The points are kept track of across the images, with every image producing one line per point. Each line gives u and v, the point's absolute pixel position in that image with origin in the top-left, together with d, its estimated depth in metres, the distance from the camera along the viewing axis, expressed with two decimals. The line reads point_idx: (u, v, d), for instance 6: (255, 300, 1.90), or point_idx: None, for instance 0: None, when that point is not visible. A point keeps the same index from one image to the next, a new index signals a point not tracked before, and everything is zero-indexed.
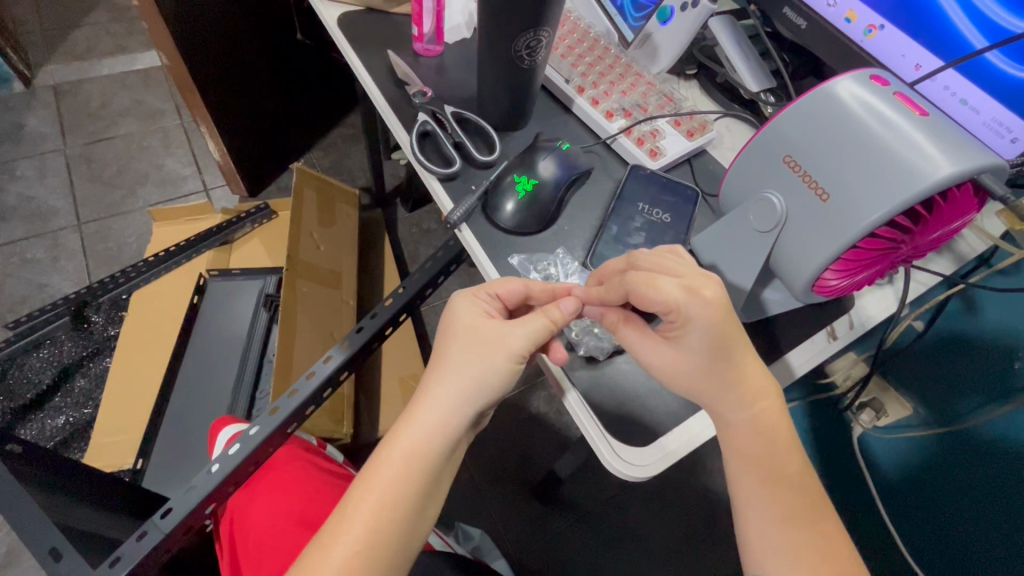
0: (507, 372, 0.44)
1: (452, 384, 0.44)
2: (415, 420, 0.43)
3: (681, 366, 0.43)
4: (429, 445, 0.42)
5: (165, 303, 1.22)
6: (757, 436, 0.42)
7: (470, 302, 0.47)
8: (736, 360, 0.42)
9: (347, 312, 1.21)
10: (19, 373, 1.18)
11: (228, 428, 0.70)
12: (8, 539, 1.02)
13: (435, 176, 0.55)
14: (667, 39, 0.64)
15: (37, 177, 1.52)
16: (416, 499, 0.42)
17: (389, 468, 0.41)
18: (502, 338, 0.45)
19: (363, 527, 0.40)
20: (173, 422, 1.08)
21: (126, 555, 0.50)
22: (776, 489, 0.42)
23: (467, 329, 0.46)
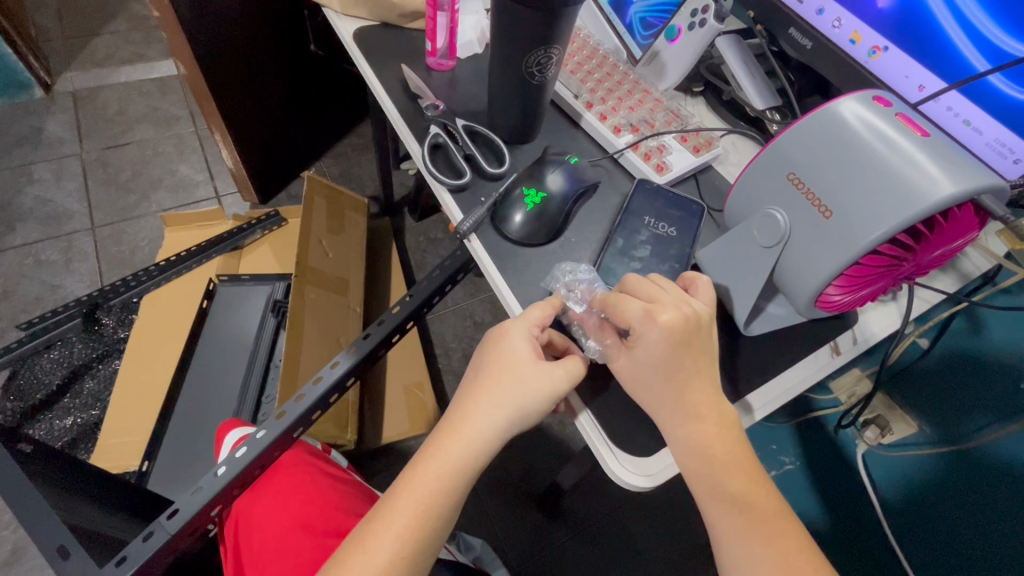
0: (545, 408, 0.45)
1: (494, 412, 0.44)
2: (453, 445, 0.43)
3: (639, 378, 0.43)
4: (461, 472, 0.43)
5: (175, 307, 1.24)
6: (698, 456, 0.41)
7: (525, 328, 0.46)
8: (691, 388, 0.42)
9: (354, 319, 1.22)
10: (29, 373, 1.20)
11: (235, 430, 0.71)
12: (14, 538, 1.02)
13: (445, 187, 0.56)
14: (674, 56, 0.66)
15: (54, 181, 1.55)
16: (448, 514, 0.43)
17: (426, 489, 0.42)
18: (545, 375, 0.45)
19: (393, 549, 0.41)
20: (180, 424, 1.09)
21: (132, 555, 0.51)
22: (746, 517, 0.40)
23: (516, 360, 0.45)
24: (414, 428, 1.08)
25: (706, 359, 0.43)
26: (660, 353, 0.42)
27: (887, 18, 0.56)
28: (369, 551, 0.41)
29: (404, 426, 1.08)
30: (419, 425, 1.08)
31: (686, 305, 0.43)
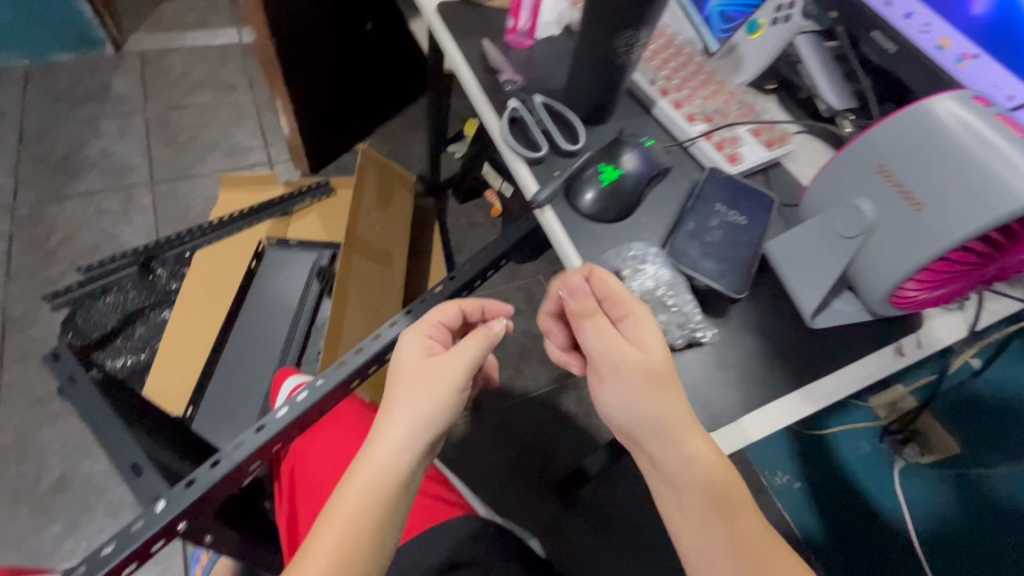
0: (456, 398, 0.49)
1: (405, 421, 0.46)
2: (366, 460, 0.45)
3: (648, 375, 0.44)
4: (385, 473, 0.45)
5: (226, 265, 1.28)
6: (697, 463, 0.42)
7: (414, 339, 0.52)
8: (672, 390, 0.44)
9: (395, 292, 1.26)
10: (86, 314, 1.25)
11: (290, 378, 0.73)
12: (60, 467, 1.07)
13: (522, 159, 0.58)
14: (754, 51, 0.66)
15: (118, 136, 1.61)
16: (383, 522, 0.44)
17: (354, 498, 0.44)
18: (446, 370, 0.49)
19: (331, 555, 0.42)
20: (224, 375, 1.14)
21: (200, 479, 0.53)
22: (713, 505, 0.42)
23: (415, 368, 0.50)
24: None
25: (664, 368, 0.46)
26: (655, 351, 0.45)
27: (982, 23, 0.57)
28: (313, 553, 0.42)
29: None
30: None
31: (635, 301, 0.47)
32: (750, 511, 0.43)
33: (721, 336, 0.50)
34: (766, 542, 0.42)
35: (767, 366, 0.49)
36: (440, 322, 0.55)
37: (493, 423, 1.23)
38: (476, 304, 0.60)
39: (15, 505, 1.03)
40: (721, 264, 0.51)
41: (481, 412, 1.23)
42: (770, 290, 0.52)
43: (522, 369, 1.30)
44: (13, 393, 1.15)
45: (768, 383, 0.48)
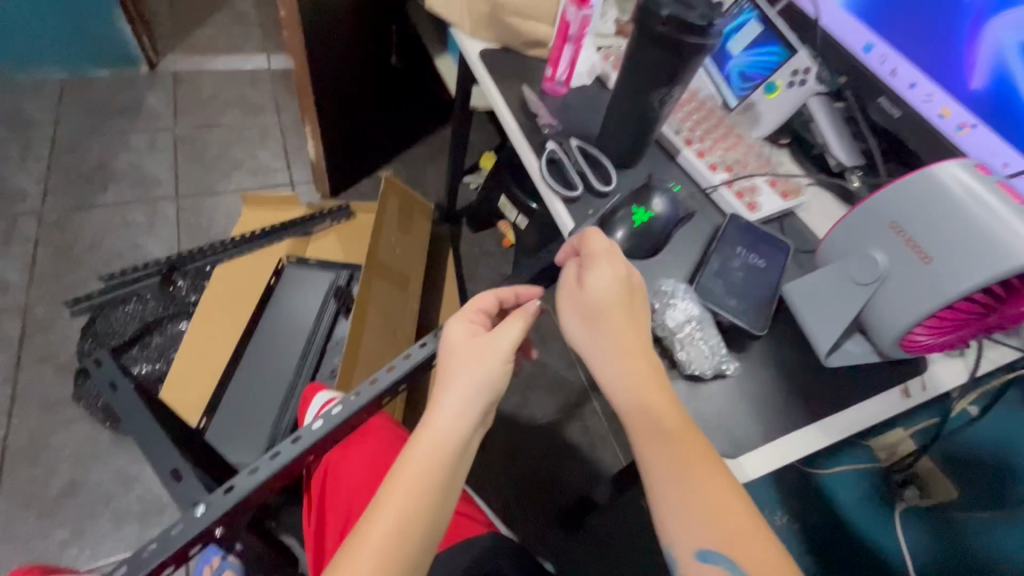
0: (502, 371, 0.52)
1: (457, 396, 0.51)
2: (424, 433, 0.49)
3: (586, 308, 0.49)
4: (444, 441, 0.49)
5: (247, 281, 1.32)
6: (636, 398, 0.47)
7: (460, 322, 0.56)
8: (619, 318, 0.48)
9: (410, 314, 1.29)
10: (105, 321, 1.27)
11: (324, 395, 0.78)
12: (70, 472, 1.08)
13: (558, 197, 0.63)
14: (770, 110, 0.73)
15: (148, 150, 1.67)
16: (440, 489, 0.48)
17: (416, 469, 0.47)
18: (492, 345, 0.53)
19: (391, 524, 0.45)
20: (239, 388, 1.16)
21: (239, 485, 0.54)
22: (652, 416, 0.46)
23: (459, 346, 0.53)
24: None
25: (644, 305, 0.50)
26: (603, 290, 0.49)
27: (979, 97, 0.62)
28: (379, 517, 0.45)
29: None
30: None
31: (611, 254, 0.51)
32: (694, 435, 0.46)
33: (742, 370, 0.54)
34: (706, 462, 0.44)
35: (784, 400, 0.52)
36: (481, 308, 0.57)
37: (500, 450, 1.27)
38: (511, 289, 0.61)
39: (22, 509, 1.04)
40: (742, 303, 0.55)
41: (488, 438, 1.28)
42: (785, 330, 0.56)
43: (529, 397, 1.35)
44: (29, 396, 1.16)
45: (786, 415, 0.51)
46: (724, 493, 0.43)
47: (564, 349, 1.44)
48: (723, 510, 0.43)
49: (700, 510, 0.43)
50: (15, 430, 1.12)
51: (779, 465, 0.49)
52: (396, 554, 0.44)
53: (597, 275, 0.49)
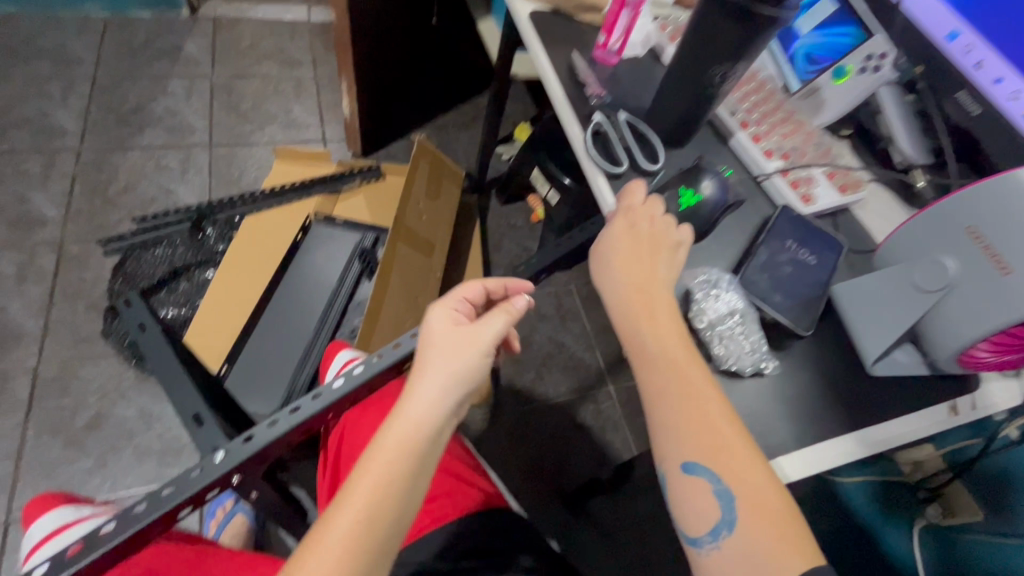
0: (481, 362, 0.52)
1: (432, 384, 0.49)
2: (395, 424, 0.48)
3: (600, 255, 0.54)
4: (422, 424, 0.48)
5: (273, 233, 1.31)
6: (652, 350, 0.48)
7: (440, 311, 0.55)
8: (625, 263, 0.52)
9: (433, 281, 1.27)
10: (135, 263, 1.29)
11: (343, 356, 0.78)
12: (96, 406, 1.11)
13: (602, 172, 0.60)
14: (836, 95, 0.68)
15: (184, 96, 1.66)
16: (413, 477, 0.47)
17: (391, 455, 0.46)
18: (473, 334, 0.52)
19: (362, 507, 0.44)
20: (260, 340, 1.17)
21: (257, 437, 0.54)
22: (661, 351, 0.48)
23: (439, 333, 0.53)
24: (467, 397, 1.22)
25: (659, 260, 0.51)
26: (613, 242, 0.53)
27: None
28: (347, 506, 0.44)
29: None
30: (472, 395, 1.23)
31: (636, 206, 0.54)
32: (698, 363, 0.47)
33: (781, 369, 0.51)
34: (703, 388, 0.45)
35: (823, 404, 0.50)
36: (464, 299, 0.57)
37: (512, 425, 1.28)
38: (499, 283, 0.61)
39: (50, 436, 1.07)
40: (788, 299, 0.53)
41: (501, 411, 1.29)
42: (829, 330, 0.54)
43: (544, 375, 1.36)
44: (60, 329, 1.20)
45: (823, 421, 0.49)
46: (719, 417, 0.44)
47: (583, 330, 1.44)
48: (714, 430, 0.44)
49: (688, 429, 0.44)
50: (46, 360, 1.15)
51: (813, 472, 0.46)
52: (368, 540, 0.43)
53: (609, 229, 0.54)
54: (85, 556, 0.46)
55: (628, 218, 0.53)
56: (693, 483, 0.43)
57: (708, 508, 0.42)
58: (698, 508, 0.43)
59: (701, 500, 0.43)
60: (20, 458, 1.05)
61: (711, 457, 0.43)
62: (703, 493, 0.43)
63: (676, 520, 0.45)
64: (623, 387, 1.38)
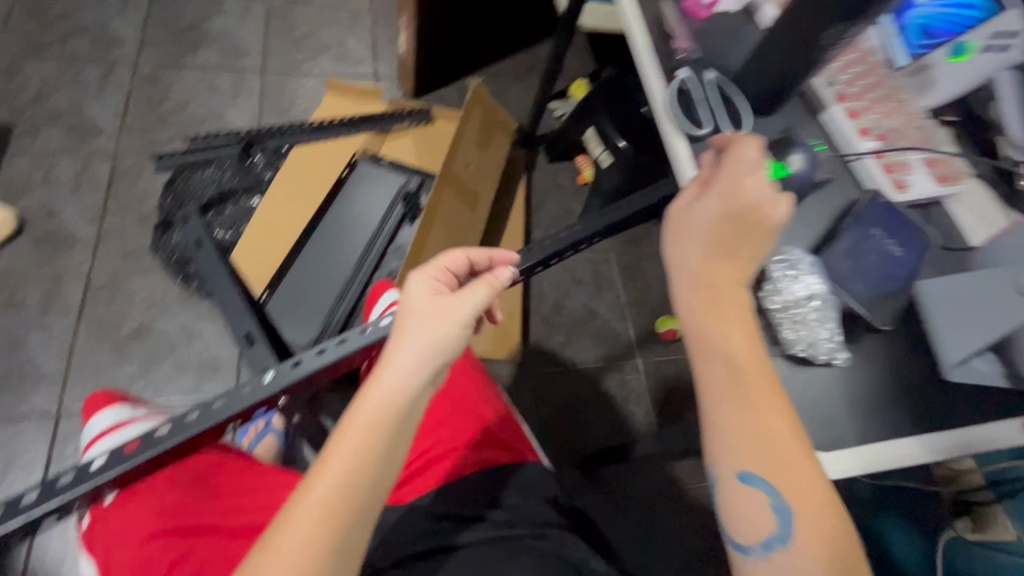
0: (460, 335, 0.49)
1: (409, 355, 0.47)
2: (374, 395, 0.45)
3: (685, 226, 0.50)
4: (395, 397, 0.45)
5: (320, 168, 1.31)
6: (719, 348, 0.47)
7: (419, 279, 0.52)
8: (717, 245, 0.49)
9: (473, 234, 1.25)
10: (185, 182, 1.31)
11: (390, 295, 0.78)
12: (141, 317, 1.15)
13: (682, 137, 0.57)
14: (950, 74, 0.62)
15: (239, 17, 1.62)
16: (391, 444, 0.45)
17: (367, 423, 0.44)
18: (452, 306, 0.49)
19: (344, 472, 0.43)
20: (300, 272, 1.19)
21: (305, 363, 0.55)
22: (729, 349, 0.46)
23: (416, 302, 0.50)
24: (496, 351, 1.27)
25: (751, 247, 0.49)
26: (709, 221, 0.49)
27: None
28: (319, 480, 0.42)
29: (487, 346, 1.27)
30: (500, 351, 1.27)
31: (734, 173, 0.49)
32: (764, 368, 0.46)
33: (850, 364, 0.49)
34: (770, 398, 0.44)
35: (886, 404, 0.47)
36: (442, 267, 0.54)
37: (535, 384, 1.29)
38: (482, 254, 0.59)
39: (98, 340, 1.12)
40: (869, 291, 0.50)
41: (527, 370, 1.30)
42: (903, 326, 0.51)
43: (573, 340, 1.35)
44: (111, 239, 1.23)
45: (882, 421, 0.47)
46: (782, 430, 0.43)
47: (617, 300, 1.42)
48: (777, 443, 0.43)
49: (750, 440, 0.43)
50: (98, 267, 1.19)
51: (872, 467, 0.45)
52: (344, 506, 0.42)
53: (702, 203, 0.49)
54: (139, 454, 0.47)
55: (726, 191, 0.49)
56: (749, 493, 0.43)
57: (762, 520, 0.42)
58: (753, 519, 0.43)
59: (757, 509, 0.43)
60: (71, 357, 1.10)
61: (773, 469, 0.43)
62: (758, 501, 0.43)
63: (724, 524, 0.45)
64: (651, 361, 1.37)
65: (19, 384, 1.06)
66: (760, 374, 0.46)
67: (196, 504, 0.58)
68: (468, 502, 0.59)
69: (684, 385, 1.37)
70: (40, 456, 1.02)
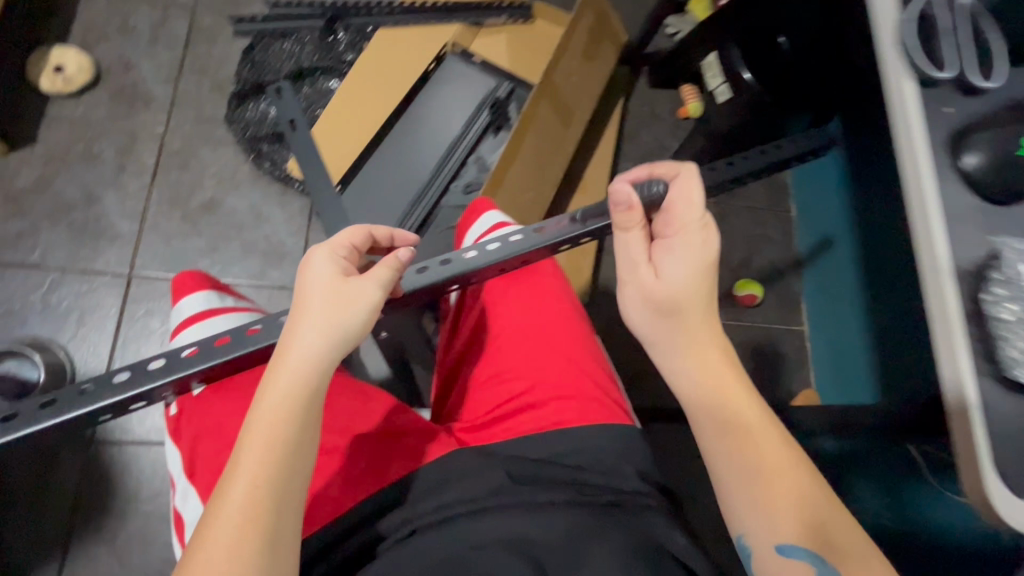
0: (367, 317, 0.47)
1: (312, 341, 0.44)
2: (275, 386, 0.43)
3: (657, 295, 0.54)
4: (301, 384, 0.44)
5: (405, 57, 1.17)
6: (716, 420, 0.52)
7: (324, 255, 0.48)
8: (693, 317, 0.53)
9: (563, 156, 1.14)
10: (263, 52, 1.19)
11: (491, 216, 0.71)
12: (214, 190, 1.12)
13: (923, 71, 0.51)
14: None
15: None
16: (299, 436, 0.43)
17: (271, 422, 0.42)
18: (354, 290, 0.46)
19: (256, 478, 0.40)
20: (374, 168, 1.11)
21: (428, 271, 0.58)
22: (726, 415, 0.52)
23: (315, 284, 0.47)
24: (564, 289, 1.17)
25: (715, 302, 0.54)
26: (681, 283, 0.53)
27: None
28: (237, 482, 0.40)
29: None
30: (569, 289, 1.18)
31: (690, 222, 0.54)
32: (779, 441, 0.51)
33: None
34: (789, 474, 0.49)
35: None
36: (348, 244, 0.50)
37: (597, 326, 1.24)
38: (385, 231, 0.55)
39: (170, 208, 1.10)
40: None
41: (591, 311, 1.23)
42: None
43: None
44: (187, 103, 1.17)
45: None
46: (811, 500, 0.49)
47: None
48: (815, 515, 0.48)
49: (769, 513, 0.48)
50: (172, 131, 1.15)
51: None
52: (266, 507, 0.40)
53: (670, 262, 0.54)
54: (235, 350, 0.45)
55: (682, 242, 0.54)
56: (789, 564, 0.48)
57: None
58: None
59: None
60: (143, 220, 1.09)
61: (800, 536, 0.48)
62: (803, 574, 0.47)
63: None
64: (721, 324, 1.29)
65: (93, 239, 1.06)
66: (759, 444, 0.50)
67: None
68: (561, 456, 0.56)
69: (751, 355, 1.28)
70: (111, 312, 1.01)
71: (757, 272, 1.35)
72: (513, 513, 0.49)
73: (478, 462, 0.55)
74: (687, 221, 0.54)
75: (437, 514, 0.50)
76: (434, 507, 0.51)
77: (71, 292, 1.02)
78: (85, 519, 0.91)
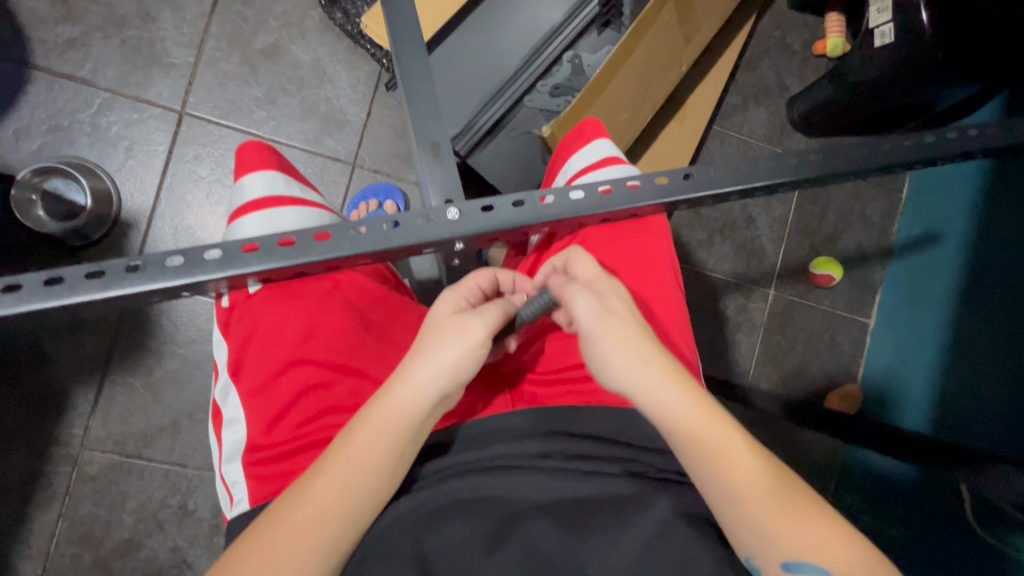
0: (473, 355, 0.46)
1: (422, 368, 0.45)
2: (385, 406, 0.45)
3: (610, 339, 0.46)
4: (404, 408, 0.45)
5: None
6: (691, 441, 0.44)
7: (445, 296, 0.50)
8: (639, 361, 0.45)
9: (673, 74, 0.98)
10: None
11: (597, 145, 0.66)
12: (277, 34, 1.00)
13: None
14: None
15: None
16: (396, 454, 0.45)
17: (368, 435, 0.44)
18: (462, 325, 0.46)
19: (341, 480, 0.43)
20: (455, 44, 0.96)
21: (528, 204, 0.48)
22: (699, 450, 0.44)
23: (437, 319, 0.48)
24: None
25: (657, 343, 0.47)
26: (627, 322, 0.47)
27: None
28: (322, 480, 0.43)
29: None
30: None
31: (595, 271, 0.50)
32: (745, 446, 0.45)
33: None
34: (761, 467, 0.44)
35: None
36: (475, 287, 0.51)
37: None
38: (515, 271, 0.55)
39: (229, 45, 0.99)
40: None
41: None
42: None
43: (715, 241, 1.19)
44: None
45: None
46: (801, 505, 0.43)
47: (783, 216, 1.21)
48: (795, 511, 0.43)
49: (778, 525, 0.42)
50: None
51: None
52: (347, 501, 0.43)
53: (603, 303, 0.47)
54: (299, 255, 0.42)
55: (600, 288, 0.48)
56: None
57: None
58: None
59: None
60: (200, 54, 0.98)
61: (812, 546, 0.42)
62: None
63: None
64: (784, 299, 1.19)
65: (146, 65, 0.97)
66: (737, 458, 0.44)
67: (341, 342, 0.55)
68: (618, 435, 0.51)
69: (806, 338, 1.19)
70: (159, 152, 0.96)
71: (842, 251, 1.22)
72: (544, 479, 0.46)
73: (526, 425, 0.51)
74: (599, 275, 0.50)
75: (467, 468, 0.48)
76: (470, 461, 0.49)
77: (120, 118, 0.96)
78: (123, 351, 0.93)
